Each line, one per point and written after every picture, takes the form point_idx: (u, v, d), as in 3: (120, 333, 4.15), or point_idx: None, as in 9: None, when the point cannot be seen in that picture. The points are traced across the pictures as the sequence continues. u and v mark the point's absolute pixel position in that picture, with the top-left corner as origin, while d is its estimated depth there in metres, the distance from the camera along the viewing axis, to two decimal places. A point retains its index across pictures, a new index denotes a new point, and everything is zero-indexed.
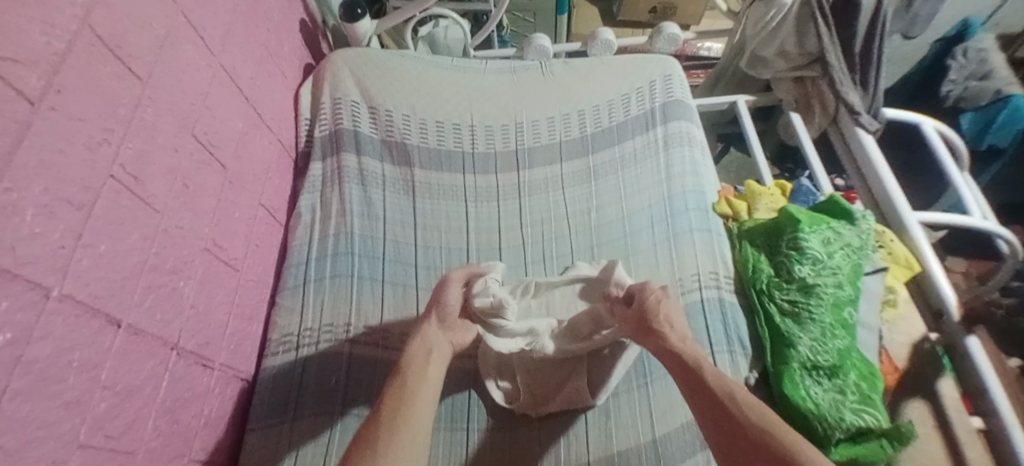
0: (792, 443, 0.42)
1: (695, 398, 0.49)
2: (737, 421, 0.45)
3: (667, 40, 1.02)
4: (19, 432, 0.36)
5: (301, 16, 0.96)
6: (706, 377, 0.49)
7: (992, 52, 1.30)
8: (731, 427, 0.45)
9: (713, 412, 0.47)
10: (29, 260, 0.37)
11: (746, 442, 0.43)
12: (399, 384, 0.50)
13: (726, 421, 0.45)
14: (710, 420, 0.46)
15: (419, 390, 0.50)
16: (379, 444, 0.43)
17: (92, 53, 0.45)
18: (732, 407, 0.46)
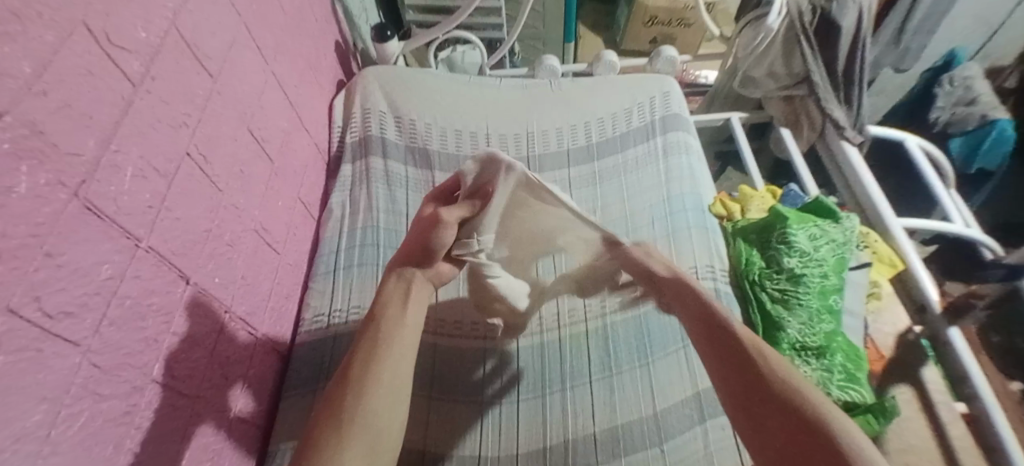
0: (814, 398, 0.44)
1: (711, 344, 0.52)
2: (754, 367, 0.48)
3: (665, 61, 1.12)
4: (112, 354, 0.42)
5: (336, 38, 1.07)
6: (728, 329, 0.52)
7: (979, 80, 1.36)
8: (745, 370, 0.48)
9: (728, 358, 0.50)
10: (126, 212, 0.45)
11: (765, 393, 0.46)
12: (367, 350, 0.51)
13: (742, 364, 0.48)
14: (722, 362, 0.50)
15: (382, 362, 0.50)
16: (348, 415, 0.46)
17: (178, 52, 0.54)
18: (752, 354, 0.49)
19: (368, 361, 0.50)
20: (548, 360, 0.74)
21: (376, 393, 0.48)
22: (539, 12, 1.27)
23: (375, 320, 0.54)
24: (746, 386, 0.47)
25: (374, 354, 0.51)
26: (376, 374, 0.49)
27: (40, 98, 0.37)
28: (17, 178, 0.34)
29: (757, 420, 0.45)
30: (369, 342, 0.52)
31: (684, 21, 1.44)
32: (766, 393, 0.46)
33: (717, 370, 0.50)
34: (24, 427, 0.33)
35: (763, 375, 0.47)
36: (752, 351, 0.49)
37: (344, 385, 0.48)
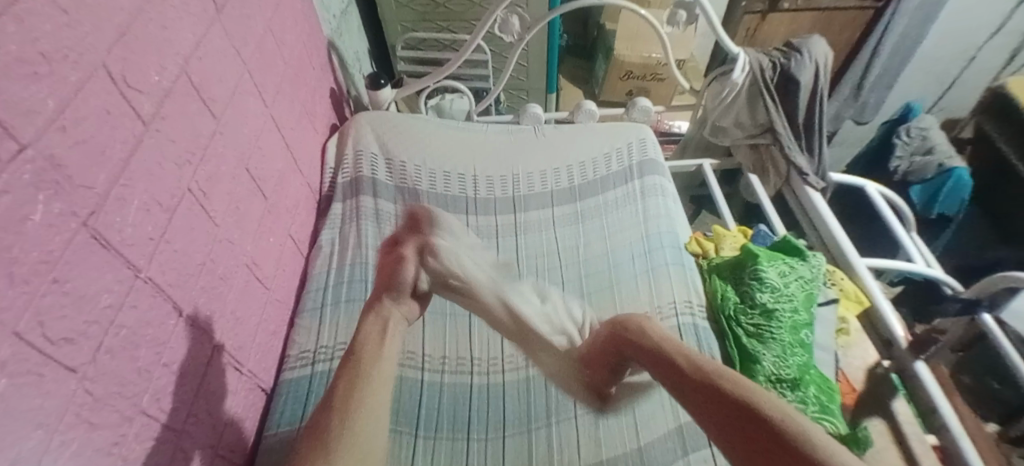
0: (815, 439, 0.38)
1: (695, 399, 0.44)
2: (751, 416, 0.40)
3: (640, 111, 1.20)
4: (106, 382, 0.43)
5: (331, 86, 1.13)
6: (707, 376, 0.45)
7: (933, 131, 1.47)
8: (739, 421, 0.41)
9: (716, 409, 0.42)
10: (130, 243, 0.47)
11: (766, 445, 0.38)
12: (348, 382, 0.49)
13: (737, 416, 0.41)
14: (711, 418, 0.42)
15: (365, 387, 0.49)
16: (351, 434, 0.46)
17: (187, 95, 0.58)
18: (742, 399, 0.42)
19: (348, 393, 0.48)
20: (533, 396, 0.75)
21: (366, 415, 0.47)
22: (524, 65, 1.37)
23: (363, 345, 0.53)
24: (749, 440, 0.39)
25: (358, 377, 0.49)
26: (360, 395, 0.48)
27: (61, 133, 0.39)
28: (34, 207, 0.36)
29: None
30: (351, 365, 0.51)
31: (657, 76, 1.55)
32: (773, 447, 0.38)
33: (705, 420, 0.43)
34: (20, 451, 0.34)
35: (764, 422, 0.40)
36: (742, 396, 0.42)
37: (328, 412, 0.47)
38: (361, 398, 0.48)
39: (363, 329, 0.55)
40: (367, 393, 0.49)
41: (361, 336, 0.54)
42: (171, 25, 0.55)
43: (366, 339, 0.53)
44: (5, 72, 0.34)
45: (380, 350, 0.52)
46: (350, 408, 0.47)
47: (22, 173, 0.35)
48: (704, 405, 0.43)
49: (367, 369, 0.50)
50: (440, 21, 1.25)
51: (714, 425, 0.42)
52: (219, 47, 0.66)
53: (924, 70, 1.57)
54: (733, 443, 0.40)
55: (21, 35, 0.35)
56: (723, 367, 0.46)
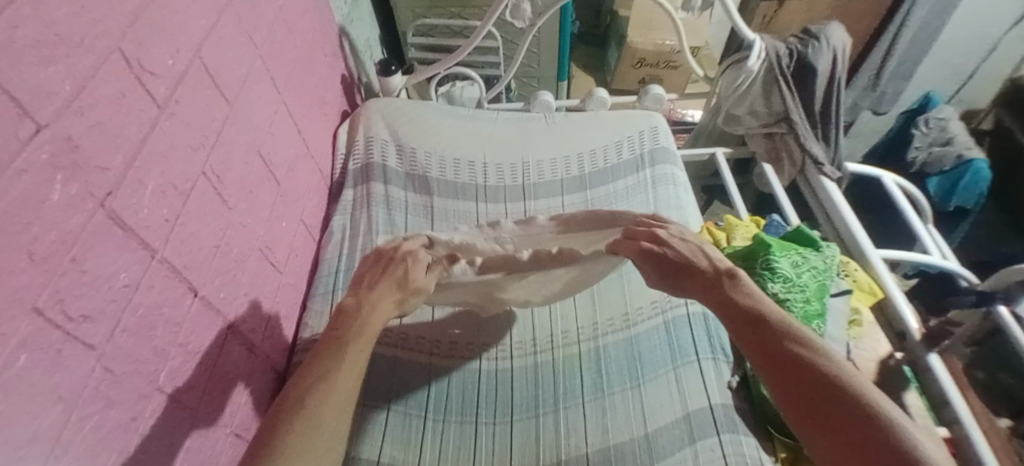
0: (875, 399, 0.44)
1: (762, 350, 0.50)
2: (830, 386, 0.45)
3: (653, 99, 1.19)
4: (124, 360, 0.44)
5: (342, 72, 1.13)
6: (791, 343, 0.49)
7: (953, 122, 1.44)
8: (816, 387, 0.46)
9: (795, 373, 0.47)
10: (146, 225, 0.47)
11: (827, 398, 0.45)
12: (334, 348, 0.55)
13: (816, 383, 0.46)
14: (788, 380, 0.47)
15: (336, 374, 0.52)
16: (311, 420, 0.49)
17: (201, 79, 0.59)
18: (825, 370, 0.47)
19: (334, 359, 0.54)
20: (541, 381, 0.76)
21: (328, 404, 0.51)
22: (535, 52, 1.35)
23: (348, 331, 0.56)
24: (822, 406, 0.45)
25: (333, 364, 0.53)
26: (328, 381, 0.52)
27: (77, 115, 0.40)
28: (52, 188, 0.37)
29: (823, 425, 0.44)
30: (331, 350, 0.55)
31: (670, 64, 1.53)
32: (844, 416, 0.44)
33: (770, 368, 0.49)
34: (40, 425, 0.35)
35: (842, 395, 0.45)
36: (825, 369, 0.47)
37: (295, 393, 0.51)
38: (329, 385, 0.52)
39: (354, 311, 0.58)
40: (338, 380, 0.52)
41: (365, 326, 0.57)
42: (184, 10, 0.56)
43: (349, 328, 0.57)
44: (21, 53, 0.34)
45: (362, 339, 0.56)
46: (317, 394, 0.51)
47: (40, 154, 0.36)
48: (785, 368, 0.48)
49: (344, 357, 0.54)
50: (452, 7, 1.24)
51: (788, 384, 0.47)
52: (232, 33, 0.66)
53: (941, 61, 1.52)
54: (800, 399, 0.46)
55: (37, 17, 0.36)
56: (806, 338, 0.50)
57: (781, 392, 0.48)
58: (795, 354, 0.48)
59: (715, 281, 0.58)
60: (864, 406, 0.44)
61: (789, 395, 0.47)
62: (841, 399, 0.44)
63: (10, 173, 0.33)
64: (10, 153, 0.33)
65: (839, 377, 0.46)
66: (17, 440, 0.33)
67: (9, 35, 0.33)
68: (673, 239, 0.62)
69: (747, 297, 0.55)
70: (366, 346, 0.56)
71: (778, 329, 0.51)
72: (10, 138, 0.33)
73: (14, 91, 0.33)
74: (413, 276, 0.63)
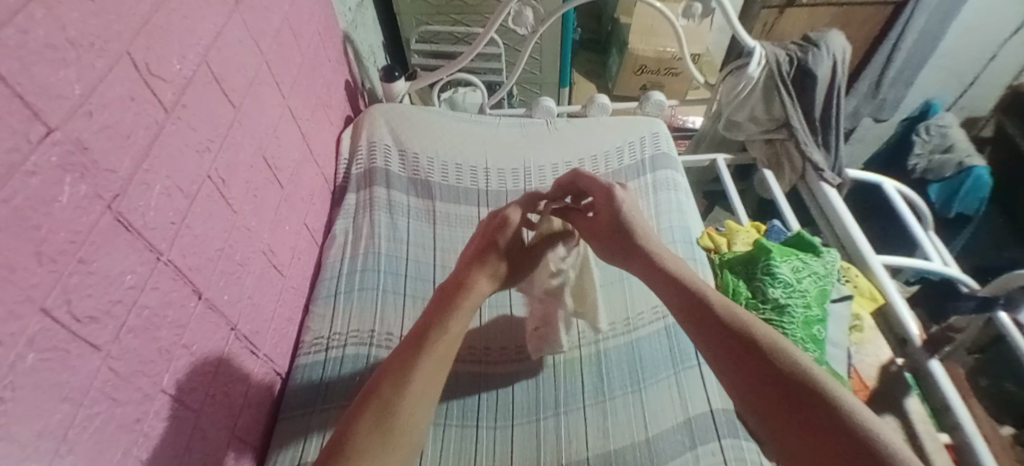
0: (831, 389, 0.41)
1: (710, 340, 0.47)
2: (793, 376, 0.42)
3: (654, 105, 1.19)
4: (128, 361, 0.44)
5: (346, 78, 1.14)
6: (754, 330, 0.46)
7: (953, 129, 1.44)
8: (780, 378, 0.42)
9: (756, 365, 0.44)
10: (152, 227, 0.48)
11: (778, 388, 0.42)
12: (410, 346, 0.50)
13: (781, 371, 0.43)
14: (750, 370, 0.44)
15: (421, 366, 0.49)
16: (392, 428, 0.44)
17: (208, 85, 0.60)
18: (780, 363, 0.43)
19: (405, 363, 0.49)
20: (542, 384, 0.76)
21: (409, 412, 0.46)
22: (537, 59, 1.36)
23: (431, 323, 0.52)
24: (774, 399, 0.42)
25: (412, 364, 0.49)
26: (408, 385, 0.47)
27: (87, 118, 0.40)
28: (61, 189, 0.37)
29: (774, 420, 0.41)
30: (409, 350, 0.50)
31: (672, 70, 1.54)
32: (810, 409, 0.40)
33: (721, 360, 0.46)
34: (45, 424, 0.35)
35: (797, 386, 0.41)
36: (788, 358, 0.44)
37: (373, 398, 0.47)
38: (410, 391, 0.47)
39: (458, 298, 0.54)
40: (417, 382, 0.48)
41: (448, 318, 0.52)
42: (192, 16, 0.56)
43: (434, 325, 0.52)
44: (34, 57, 0.35)
45: (447, 333, 0.51)
46: (397, 399, 0.46)
47: (49, 156, 0.36)
48: (735, 360, 0.45)
49: (425, 354, 0.49)
50: (455, 14, 1.25)
51: (749, 375, 0.44)
52: (238, 38, 0.67)
53: (943, 70, 1.54)
54: (755, 392, 0.43)
55: (49, 22, 0.36)
56: (771, 327, 0.47)
57: (732, 384, 0.45)
58: (757, 342, 0.45)
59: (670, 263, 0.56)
60: (829, 397, 0.40)
61: (740, 387, 0.44)
62: (793, 389, 0.41)
63: (20, 175, 0.33)
64: (20, 155, 0.33)
65: (797, 371, 0.42)
66: (24, 437, 0.33)
67: (21, 40, 0.34)
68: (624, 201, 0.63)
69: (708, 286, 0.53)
70: (450, 344, 0.52)
71: (740, 319, 0.48)
72: (21, 140, 0.33)
73: (24, 92, 0.34)
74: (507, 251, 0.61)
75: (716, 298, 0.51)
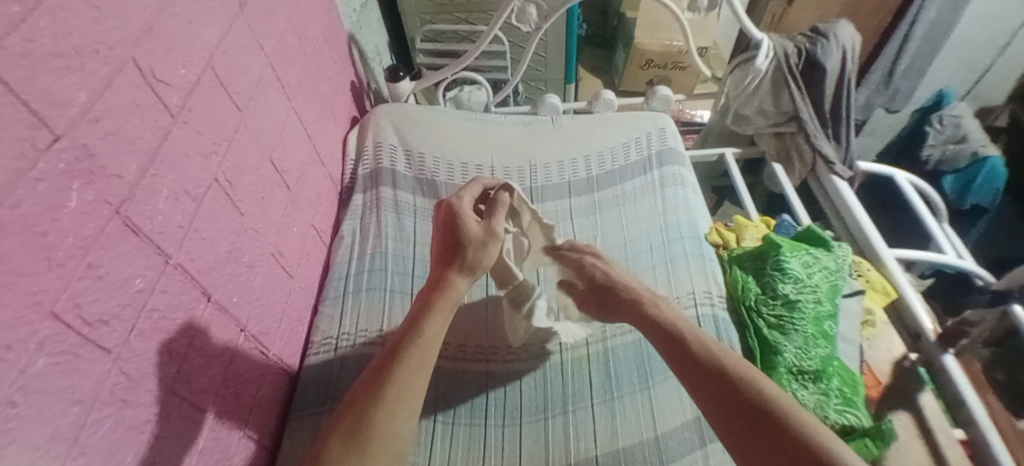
0: (807, 419, 0.42)
1: (690, 376, 0.50)
2: (759, 404, 0.44)
3: (660, 100, 1.18)
4: (138, 363, 0.45)
5: (351, 79, 1.15)
6: (723, 363, 0.48)
7: (966, 118, 1.41)
8: (752, 411, 0.44)
9: (727, 395, 0.46)
10: (159, 231, 0.48)
11: (753, 421, 0.43)
12: (389, 355, 0.51)
13: (747, 402, 0.44)
14: (720, 403, 0.46)
15: (396, 375, 0.49)
16: (367, 440, 0.45)
17: (213, 89, 0.60)
18: (756, 393, 0.45)
19: (384, 372, 0.49)
20: (550, 383, 0.76)
21: (385, 420, 0.46)
22: (542, 55, 1.35)
23: (408, 331, 0.53)
24: (752, 428, 0.43)
25: (386, 374, 0.49)
26: (384, 393, 0.48)
27: (92, 125, 0.41)
28: (68, 195, 0.38)
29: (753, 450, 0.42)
30: (386, 358, 0.51)
31: (678, 65, 1.52)
32: (774, 437, 0.42)
33: (702, 392, 0.48)
34: (57, 427, 0.36)
35: (772, 415, 0.43)
36: (754, 388, 0.45)
37: (349, 411, 0.47)
38: (386, 399, 0.47)
39: (433, 304, 0.55)
40: (393, 390, 0.48)
41: (422, 322, 0.53)
42: (196, 20, 0.57)
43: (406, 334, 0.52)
44: (38, 65, 0.35)
45: (422, 337, 0.52)
46: (372, 409, 0.47)
47: (55, 163, 0.37)
48: (716, 393, 0.47)
49: (401, 362, 0.50)
50: (459, 13, 1.25)
51: (717, 409, 0.46)
52: (243, 42, 0.68)
53: (957, 58, 1.50)
54: (733, 423, 0.44)
55: (52, 29, 0.37)
56: (741, 360, 0.49)
57: (715, 416, 0.46)
58: (724, 372, 0.47)
59: (653, 308, 0.59)
60: (790, 423, 0.42)
61: (722, 418, 0.45)
62: (768, 419, 0.43)
63: (27, 181, 0.34)
64: (26, 162, 0.34)
65: (770, 402, 0.44)
66: (35, 441, 0.34)
67: (25, 48, 0.34)
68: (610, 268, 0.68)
69: (683, 322, 0.56)
70: (427, 353, 0.51)
71: (707, 350, 0.51)
72: (27, 148, 0.34)
73: (30, 100, 0.34)
74: (475, 251, 0.60)
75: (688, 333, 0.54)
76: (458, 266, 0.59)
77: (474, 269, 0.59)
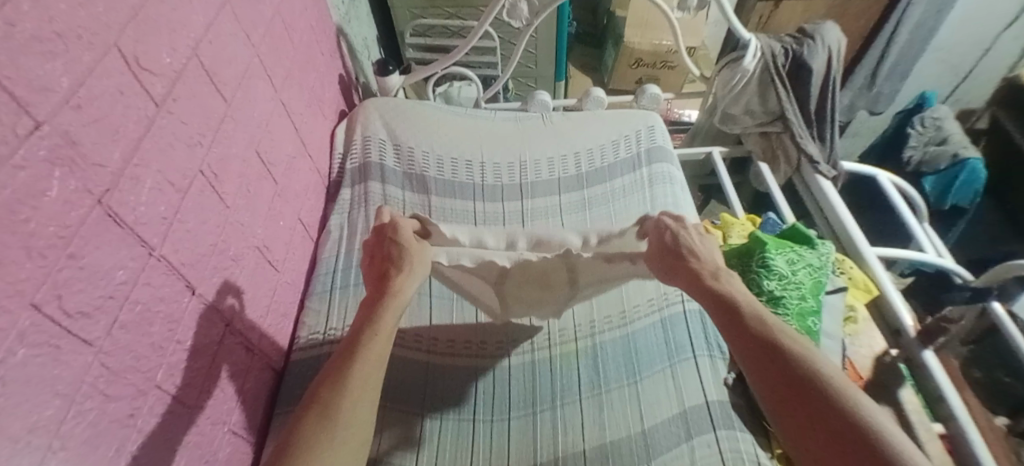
0: (857, 400, 0.43)
1: (744, 346, 0.49)
2: (808, 378, 0.44)
3: (649, 98, 1.19)
4: (121, 356, 0.44)
5: (339, 72, 1.13)
6: (780, 339, 0.48)
7: (947, 120, 1.45)
8: (805, 388, 0.44)
9: (779, 370, 0.46)
10: (144, 222, 0.48)
11: (805, 396, 0.44)
12: (344, 352, 0.51)
13: (799, 376, 0.45)
14: (770, 371, 0.46)
15: (359, 363, 0.50)
16: (335, 425, 0.45)
17: (200, 80, 0.59)
18: (810, 370, 0.45)
19: (344, 362, 0.50)
20: (538, 378, 0.76)
21: (353, 408, 0.47)
22: (532, 52, 1.36)
23: (365, 326, 0.53)
24: (806, 403, 0.43)
25: (348, 365, 0.49)
26: (347, 384, 0.48)
27: (75, 112, 0.40)
28: (50, 183, 0.37)
29: (802, 425, 0.43)
30: (344, 352, 0.51)
31: (668, 64, 1.54)
32: (823, 409, 0.42)
33: (755, 364, 0.48)
34: (37, 420, 0.35)
35: (822, 391, 0.43)
36: (808, 364, 0.46)
37: (314, 403, 0.47)
38: (350, 388, 0.48)
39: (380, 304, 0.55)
40: (357, 378, 0.49)
41: (377, 318, 0.54)
42: (183, 9, 0.56)
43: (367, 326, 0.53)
44: (21, 49, 0.34)
45: (378, 332, 0.52)
46: (338, 399, 0.47)
47: (37, 150, 0.36)
48: (768, 367, 0.47)
49: (363, 354, 0.50)
50: (449, 8, 1.24)
51: (768, 377, 0.46)
52: (229, 31, 0.66)
53: (940, 62, 1.54)
54: (781, 397, 0.45)
55: (36, 13, 0.36)
56: (794, 335, 0.49)
57: (765, 387, 0.46)
58: (780, 347, 0.47)
59: (710, 276, 0.57)
60: (840, 399, 0.43)
61: (772, 389, 0.46)
62: (820, 396, 0.43)
63: (9, 168, 0.33)
64: (8, 148, 0.33)
65: (822, 378, 0.44)
66: (15, 434, 0.33)
67: (7, 32, 0.33)
68: (692, 231, 0.62)
69: (740, 294, 0.54)
70: (381, 347, 0.52)
71: (765, 323, 0.50)
72: (9, 133, 0.33)
73: (12, 86, 0.33)
74: (413, 251, 0.61)
75: (746, 306, 0.53)
76: (399, 269, 0.59)
77: (415, 267, 0.60)
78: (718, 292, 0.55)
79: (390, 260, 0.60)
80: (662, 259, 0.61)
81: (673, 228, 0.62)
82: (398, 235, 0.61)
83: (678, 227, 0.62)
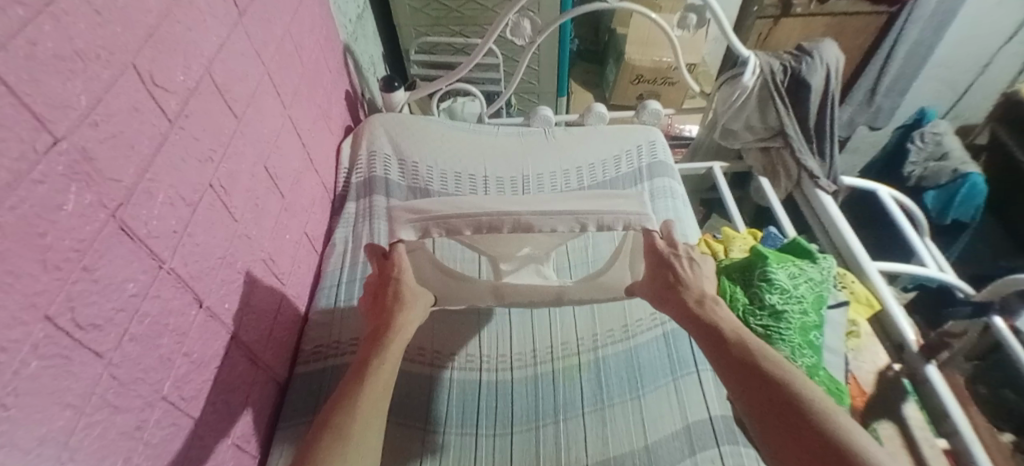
0: (841, 421, 0.43)
1: (730, 372, 0.50)
2: (794, 403, 0.45)
3: (650, 114, 1.21)
4: (130, 367, 0.45)
5: (346, 88, 1.15)
6: (764, 363, 0.49)
7: (947, 136, 1.47)
8: (789, 411, 0.45)
9: (766, 394, 0.47)
10: (155, 235, 0.49)
11: (788, 419, 0.44)
12: (358, 373, 0.53)
13: (784, 399, 0.46)
14: (760, 398, 0.47)
15: (365, 390, 0.51)
16: (345, 450, 0.46)
17: (211, 97, 0.61)
18: (794, 393, 0.46)
19: (354, 387, 0.51)
20: (541, 393, 0.76)
21: (361, 433, 0.48)
22: (535, 69, 1.38)
23: (370, 357, 0.54)
24: (794, 426, 0.44)
25: (355, 390, 0.51)
26: (356, 407, 0.49)
27: (92, 128, 0.41)
28: (66, 197, 0.38)
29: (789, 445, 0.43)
30: (355, 376, 0.53)
31: (668, 80, 1.56)
32: (808, 431, 0.43)
33: (742, 388, 0.48)
34: (47, 431, 0.35)
35: (806, 413, 0.44)
36: (791, 387, 0.46)
37: (326, 428, 0.47)
38: (358, 412, 0.49)
39: (385, 337, 0.56)
40: (366, 403, 0.50)
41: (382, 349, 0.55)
42: (196, 29, 0.58)
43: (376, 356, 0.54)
44: (42, 68, 0.36)
45: (382, 364, 0.53)
46: (347, 422, 0.48)
47: (55, 165, 0.37)
48: (754, 390, 0.48)
49: (367, 383, 0.51)
50: (454, 26, 1.27)
51: (755, 400, 0.47)
52: (241, 49, 0.68)
53: (937, 78, 1.56)
54: (767, 419, 0.45)
55: (57, 34, 0.37)
56: (778, 358, 0.50)
57: (753, 411, 0.47)
58: (765, 371, 0.48)
59: (696, 303, 0.58)
60: (824, 420, 0.43)
61: (762, 413, 0.46)
62: (803, 417, 0.44)
63: (27, 183, 0.34)
64: (26, 163, 0.34)
65: (806, 401, 0.45)
66: (24, 445, 0.33)
67: (29, 51, 0.35)
68: (684, 257, 0.63)
69: (725, 321, 0.56)
70: (390, 373, 0.53)
71: (749, 349, 0.51)
72: (27, 149, 0.34)
73: (32, 103, 0.35)
74: (408, 294, 0.62)
75: (731, 332, 0.54)
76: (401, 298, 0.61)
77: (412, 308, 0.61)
78: (706, 319, 0.56)
79: (392, 293, 0.61)
80: (658, 282, 0.63)
81: (665, 252, 0.64)
82: (401, 273, 0.62)
83: (670, 252, 0.63)
